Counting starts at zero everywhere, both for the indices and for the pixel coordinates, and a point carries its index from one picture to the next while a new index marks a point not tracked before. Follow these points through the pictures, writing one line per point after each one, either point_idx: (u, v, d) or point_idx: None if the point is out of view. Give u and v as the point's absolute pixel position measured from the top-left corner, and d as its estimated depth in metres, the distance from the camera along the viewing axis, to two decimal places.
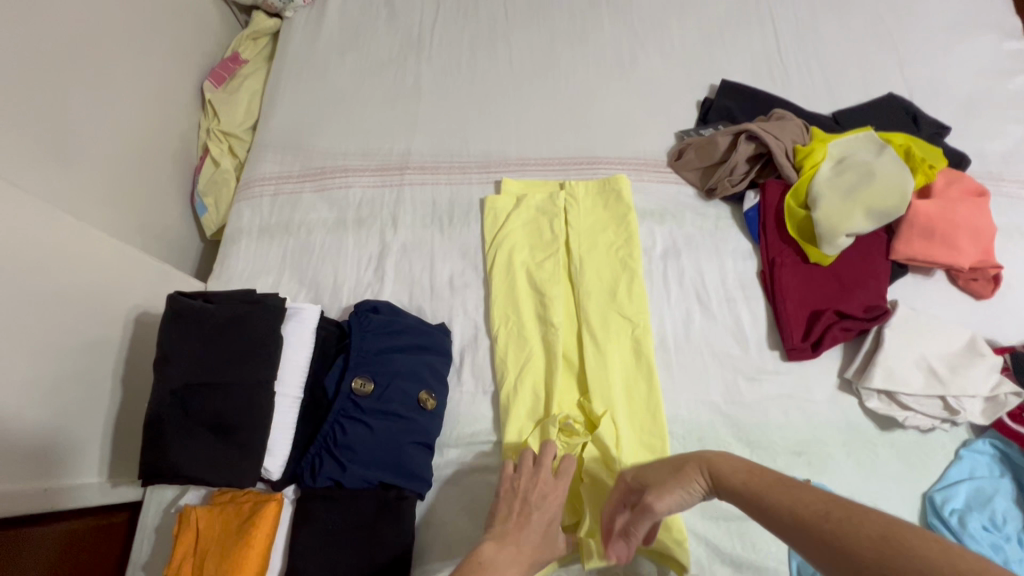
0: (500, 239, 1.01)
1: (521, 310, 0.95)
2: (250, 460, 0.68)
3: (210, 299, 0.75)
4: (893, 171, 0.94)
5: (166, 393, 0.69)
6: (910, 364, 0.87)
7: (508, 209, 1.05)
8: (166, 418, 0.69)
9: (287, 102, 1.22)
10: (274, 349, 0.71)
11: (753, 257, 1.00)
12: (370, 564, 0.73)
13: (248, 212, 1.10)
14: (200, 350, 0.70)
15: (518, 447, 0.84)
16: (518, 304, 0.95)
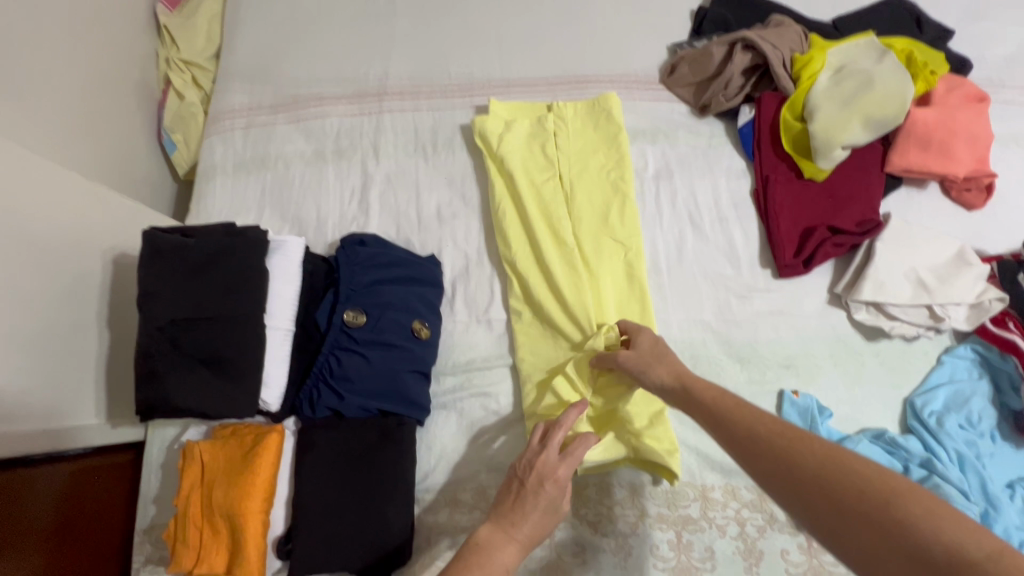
0: (500, 174, 0.97)
1: (543, 237, 0.92)
2: (247, 392, 0.68)
3: (188, 234, 0.72)
4: (893, 78, 0.90)
5: (154, 330, 0.67)
6: (899, 275, 0.87)
7: (498, 131, 0.99)
8: (157, 355, 0.67)
9: (250, 24, 1.12)
10: (260, 281, 0.70)
11: (746, 176, 0.98)
12: (375, 486, 0.75)
13: (220, 147, 1.04)
14: (185, 286, 0.69)
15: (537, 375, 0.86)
16: (528, 234, 0.93)
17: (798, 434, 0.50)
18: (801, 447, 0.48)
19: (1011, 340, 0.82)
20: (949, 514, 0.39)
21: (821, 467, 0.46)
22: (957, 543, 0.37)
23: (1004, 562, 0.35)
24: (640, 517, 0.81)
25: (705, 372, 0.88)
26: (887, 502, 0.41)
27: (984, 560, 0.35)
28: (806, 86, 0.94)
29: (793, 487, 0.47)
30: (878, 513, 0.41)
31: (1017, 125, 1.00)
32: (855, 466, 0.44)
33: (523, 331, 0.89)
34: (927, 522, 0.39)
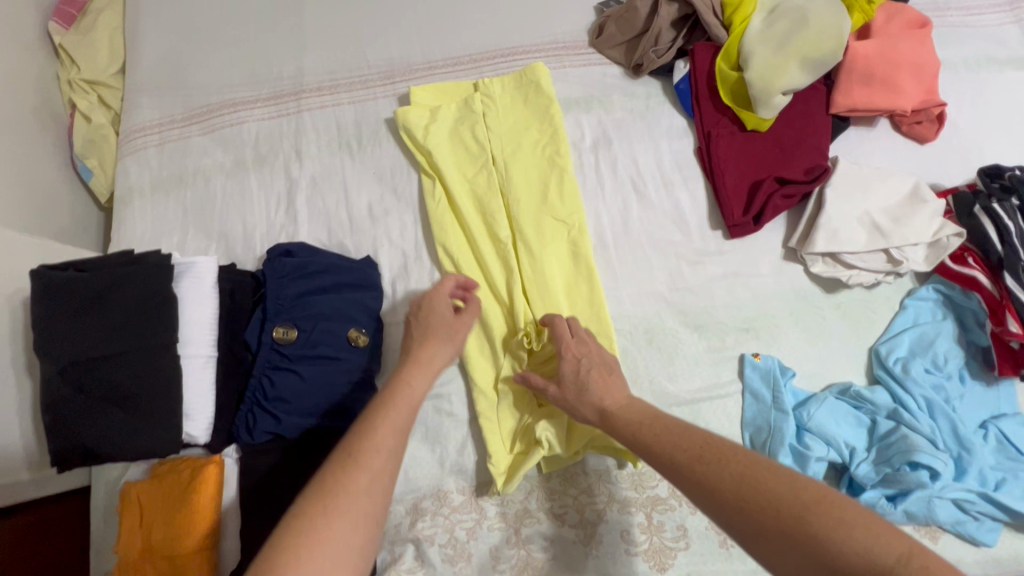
0: (430, 167, 0.92)
1: (477, 231, 0.88)
2: (165, 426, 0.64)
3: (83, 267, 0.68)
4: (829, 11, 0.85)
5: (58, 375, 0.64)
6: (853, 221, 0.83)
7: (424, 121, 0.93)
8: (64, 400, 0.63)
9: (152, 33, 1.04)
10: (166, 307, 0.66)
11: (689, 134, 0.93)
12: None
13: (135, 168, 0.98)
14: (83, 325, 0.64)
15: (484, 373, 0.82)
16: (464, 228, 0.89)
17: (716, 456, 0.54)
18: (718, 467, 0.53)
19: (972, 277, 0.78)
20: (861, 522, 0.44)
21: (739, 486, 0.50)
22: (869, 552, 0.42)
23: (910, 563, 0.40)
24: (608, 504, 0.78)
25: (660, 346, 0.84)
26: (802, 517, 0.46)
27: (893, 564, 0.40)
28: (739, 32, 0.88)
29: (716, 506, 0.51)
30: (796, 529, 0.45)
31: (966, 46, 0.95)
32: (770, 482, 0.49)
33: (469, 329, 0.84)
34: (838, 535, 0.43)
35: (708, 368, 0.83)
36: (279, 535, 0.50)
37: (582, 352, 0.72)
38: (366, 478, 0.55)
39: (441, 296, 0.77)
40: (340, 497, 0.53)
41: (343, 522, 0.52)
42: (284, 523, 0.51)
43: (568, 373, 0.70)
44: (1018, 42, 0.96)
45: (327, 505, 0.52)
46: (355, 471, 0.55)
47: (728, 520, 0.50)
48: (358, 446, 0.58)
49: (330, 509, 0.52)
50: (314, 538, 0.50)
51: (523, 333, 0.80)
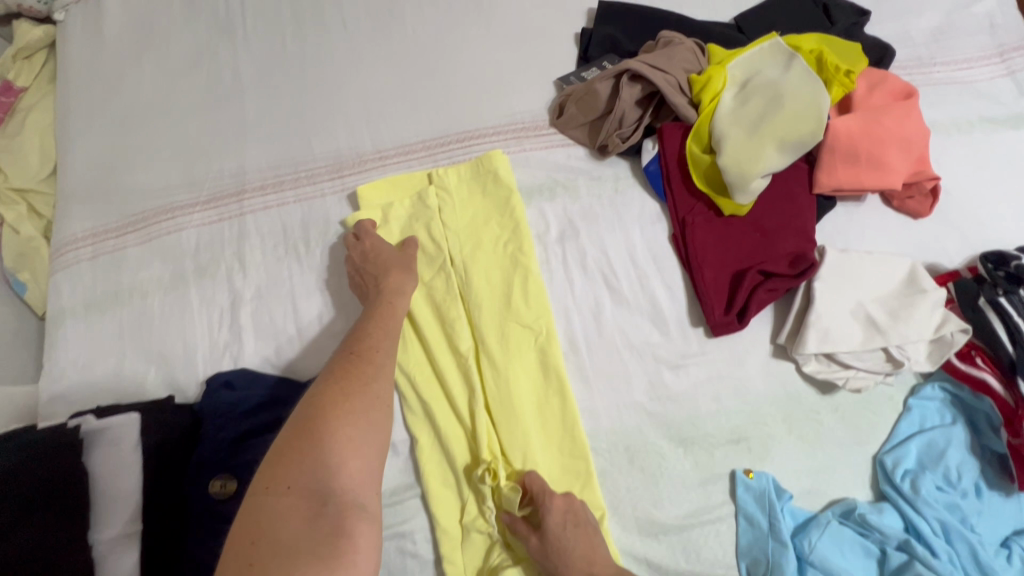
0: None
1: (436, 347, 0.80)
2: None
3: None
4: (805, 88, 0.78)
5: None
6: (846, 316, 0.76)
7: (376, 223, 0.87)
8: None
9: (85, 133, 0.97)
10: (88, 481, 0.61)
11: (662, 219, 0.86)
12: None
13: (68, 285, 0.90)
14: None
15: (452, 510, 0.75)
16: (422, 341, 0.81)
17: None
18: None
19: (981, 379, 0.71)
20: None
21: None
22: None
23: None
24: None
25: (643, 466, 0.76)
26: None
27: None
28: (709, 111, 0.81)
29: None
30: None
31: (955, 107, 0.88)
32: None
33: (431, 456, 0.77)
34: None
35: (697, 489, 0.75)
36: (314, 410, 0.61)
37: (567, 504, 0.71)
38: (372, 370, 0.67)
39: (376, 239, 0.84)
40: (356, 386, 0.65)
41: (361, 402, 0.63)
42: (314, 403, 0.62)
43: (553, 527, 0.69)
44: (1010, 99, 0.89)
45: (345, 388, 0.64)
46: (362, 372, 0.66)
47: None
48: (360, 348, 0.70)
49: (350, 394, 0.64)
50: (344, 410, 0.62)
51: (485, 466, 0.74)
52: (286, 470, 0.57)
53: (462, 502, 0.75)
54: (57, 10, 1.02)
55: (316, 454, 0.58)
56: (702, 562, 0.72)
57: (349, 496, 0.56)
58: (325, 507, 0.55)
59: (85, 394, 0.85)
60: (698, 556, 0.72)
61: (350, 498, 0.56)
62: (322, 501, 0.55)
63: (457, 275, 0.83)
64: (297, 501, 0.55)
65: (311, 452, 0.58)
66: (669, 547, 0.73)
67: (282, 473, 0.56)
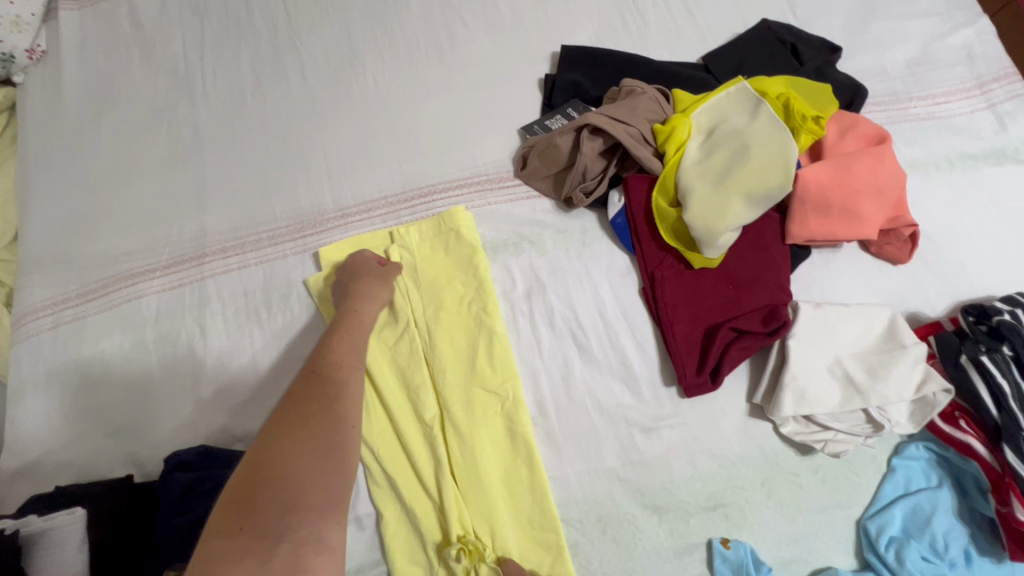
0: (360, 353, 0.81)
1: (399, 414, 0.77)
2: None
3: None
4: (772, 137, 0.75)
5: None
6: (823, 375, 0.73)
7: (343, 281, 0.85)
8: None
9: (44, 197, 0.96)
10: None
11: (632, 272, 0.83)
12: None
13: (28, 357, 0.89)
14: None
15: None
16: (383, 406, 0.78)
17: None
18: None
19: (967, 443, 0.68)
20: None
21: None
22: None
23: None
24: None
25: (616, 536, 0.73)
26: None
27: None
28: (674, 162, 0.79)
29: None
30: None
31: (933, 144, 0.85)
32: None
33: (396, 531, 0.75)
34: None
35: (673, 561, 0.72)
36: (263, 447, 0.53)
37: None
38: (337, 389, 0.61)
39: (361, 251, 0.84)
40: (318, 412, 0.58)
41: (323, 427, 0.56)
42: (274, 427, 0.55)
43: None
44: (990, 133, 0.86)
45: (306, 412, 0.57)
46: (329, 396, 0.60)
47: None
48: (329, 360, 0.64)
49: (313, 416, 0.57)
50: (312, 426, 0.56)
51: (458, 546, 0.71)
52: (238, 508, 0.48)
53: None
54: (16, 73, 1.02)
55: (278, 488, 0.51)
56: None
57: (300, 539, 0.49)
58: (273, 558, 0.46)
59: (45, 473, 0.83)
60: None
61: (309, 533, 0.49)
62: (270, 550, 0.47)
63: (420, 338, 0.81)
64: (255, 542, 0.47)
65: (261, 492, 0.50)
66: None
67: (228, 520, 0.48)
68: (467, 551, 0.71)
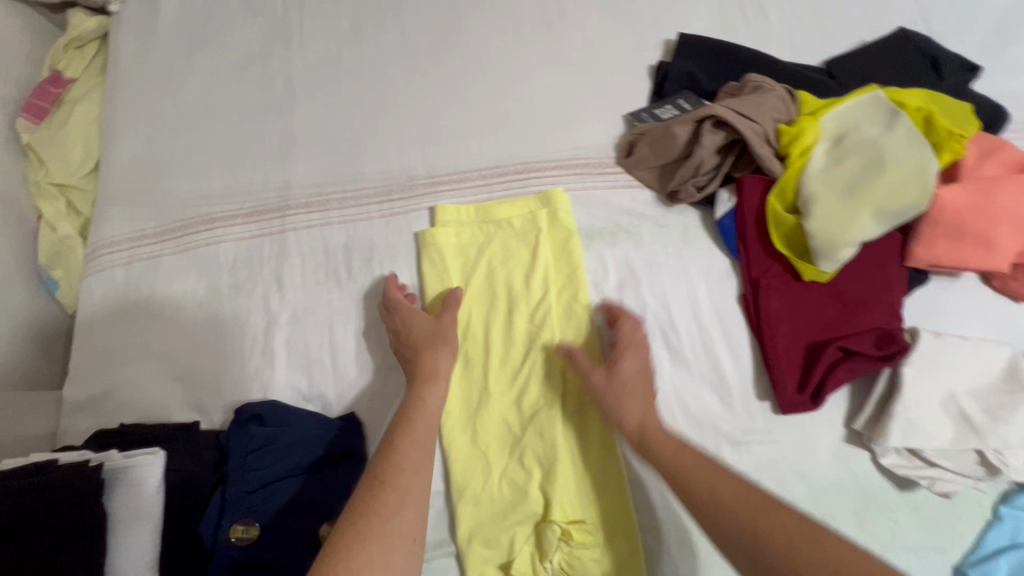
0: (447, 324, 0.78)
1: (491, 402, 0.75)
2: None
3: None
4: (910, 152, 0.70)
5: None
6: (936, 408, 0.69)
7: (447, 243, 0.82)
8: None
9: (130, 132, 0.95)
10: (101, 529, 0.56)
11: (732, 277, 0.79)
12: None
13: (100, 289, 0.87)
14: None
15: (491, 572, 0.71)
16: (468, 385, 0.76)
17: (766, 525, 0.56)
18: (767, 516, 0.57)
19: None
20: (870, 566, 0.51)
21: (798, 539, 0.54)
22: None
23: None
24: None
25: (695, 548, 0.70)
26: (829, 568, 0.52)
27: None
28: (798, 167, 0.74)
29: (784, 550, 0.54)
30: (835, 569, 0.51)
31: None
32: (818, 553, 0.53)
33: (467, 513, 0.72)
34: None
35: None
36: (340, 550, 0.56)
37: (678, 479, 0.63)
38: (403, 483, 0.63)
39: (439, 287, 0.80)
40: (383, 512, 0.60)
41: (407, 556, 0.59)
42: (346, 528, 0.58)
43: None
44: None
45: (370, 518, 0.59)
46: (393, 488, 0.62)
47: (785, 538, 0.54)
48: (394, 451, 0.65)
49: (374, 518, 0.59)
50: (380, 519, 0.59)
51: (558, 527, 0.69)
52: None
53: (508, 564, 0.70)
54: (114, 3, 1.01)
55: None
56: None
57: None
58: None
59: (109, 408, 0.82)
60: None
61: None
62: None
63: (508, 317, 0.78)
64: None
65: None
66: None
67: None
68: (562, 532, 0.69)
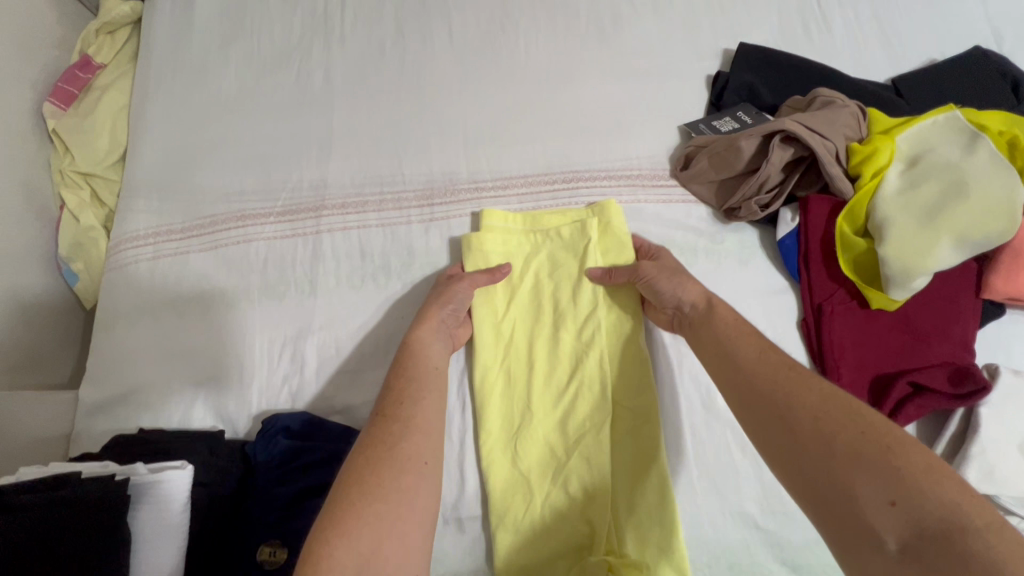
0: (489, 336, 0.75)
1: (534, 426, 0.70)
2: None
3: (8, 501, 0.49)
4: (994, 177, 0.66)
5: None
6: (1014, 452, 0.64)
7: (492, 246, 0.78)
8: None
9: (161, 122, 0.91)
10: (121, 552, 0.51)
11: (791, 301, 0.75)
12: None
13: (123, 284, 0.83)
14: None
15: None
16: (510, 403, 0.72)
17: (796, 416, 0.50)
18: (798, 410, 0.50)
19: None
20: (922, 466, 0.43)
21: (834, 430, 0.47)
22: (932, 500, 0.41)
23: (998, 531, 0.39)
24: None
25: None
26: (871, 453, 0.44)
27: (971, 527, 0.39)
28: (870, 188, 0.70)
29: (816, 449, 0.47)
30: (878, 458, 0.44)
31: None
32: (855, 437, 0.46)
33: (505, 545, 0.67)
34: (897, 472, 0.43)
35: None
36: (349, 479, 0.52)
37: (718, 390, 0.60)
38: (407, 414, 0.59)
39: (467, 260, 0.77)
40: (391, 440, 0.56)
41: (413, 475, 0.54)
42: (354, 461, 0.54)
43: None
44: None
45: (377, 450, 0.55)
46: (396, 418, 0.58)
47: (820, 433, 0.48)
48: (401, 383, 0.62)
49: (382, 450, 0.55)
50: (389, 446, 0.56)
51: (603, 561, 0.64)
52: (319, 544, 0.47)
53: None
54: None
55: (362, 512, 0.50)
56: None
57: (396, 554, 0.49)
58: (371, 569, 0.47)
59: (127, 411, 0.77)
60: None
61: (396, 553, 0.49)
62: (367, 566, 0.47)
63: (553, 333, 0.74)
64: (353, 548, 0.47)
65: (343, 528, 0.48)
66: None
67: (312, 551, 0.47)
68: (608, 568, 0.64)
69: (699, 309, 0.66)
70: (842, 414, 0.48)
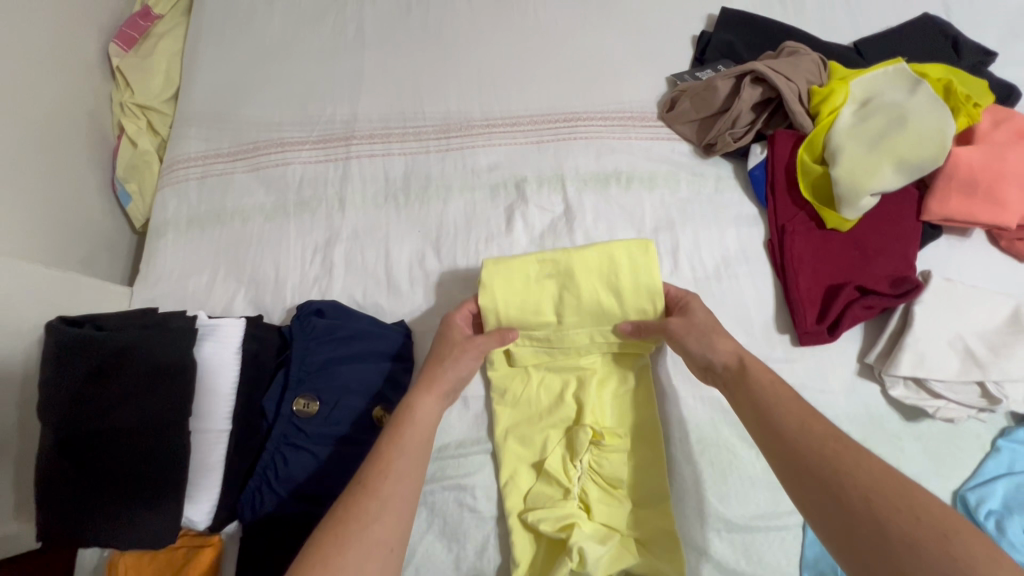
0: (502, 264, 0.78)
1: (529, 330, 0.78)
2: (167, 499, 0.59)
3: (100, 324, 0.63)
4: (930, 113, 0.78)
5: (48, 454, 0.58)
6: (944, 346, 0.75)
7: (508, 295, 0.77)
8: (54, 485, 0.58)
9: (211, 64, 1.03)
10: (179, 373, 0.61)
11: (759, 224, 0.86)
12: None
13: (174, 200, 0.95)
14: (71, 414, 0.58)
15: (527, 469, 0.75)
16: (518, 314, 0.77)
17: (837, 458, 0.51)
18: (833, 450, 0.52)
19: None
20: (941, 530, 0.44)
21: (867, 481, 0.49)
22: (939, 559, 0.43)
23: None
24: None
25: (714, 462, 0.75)
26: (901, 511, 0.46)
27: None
28: (827, 124, 0.82)
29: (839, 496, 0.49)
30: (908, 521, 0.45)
31: None
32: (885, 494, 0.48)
33: (504, 415, 0.78)
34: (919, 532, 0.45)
35: (766, 493, 0.74)
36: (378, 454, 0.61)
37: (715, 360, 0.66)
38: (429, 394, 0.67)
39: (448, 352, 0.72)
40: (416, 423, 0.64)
41: (400, 507, 0.58)
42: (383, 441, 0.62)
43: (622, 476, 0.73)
44: None
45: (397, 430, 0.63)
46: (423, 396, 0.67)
47: (848, 482, 0.49)
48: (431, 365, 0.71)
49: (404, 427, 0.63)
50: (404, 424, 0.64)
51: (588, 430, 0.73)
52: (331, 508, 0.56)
53: (545, 459, 0.75)
54: None
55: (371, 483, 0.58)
56: (763, 567, 0.71)
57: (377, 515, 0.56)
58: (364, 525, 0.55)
59: (175, 305, 0.88)
60: (760, 560, 0.71)
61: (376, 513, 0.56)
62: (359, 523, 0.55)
63: (564, 264, 0.77)
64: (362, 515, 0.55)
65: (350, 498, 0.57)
66: (732, 546, 0.72)
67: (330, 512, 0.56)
68: (593, 433, 0.74)
69: (731, 369, 0.64)
70: (885, 476, 0.49)
